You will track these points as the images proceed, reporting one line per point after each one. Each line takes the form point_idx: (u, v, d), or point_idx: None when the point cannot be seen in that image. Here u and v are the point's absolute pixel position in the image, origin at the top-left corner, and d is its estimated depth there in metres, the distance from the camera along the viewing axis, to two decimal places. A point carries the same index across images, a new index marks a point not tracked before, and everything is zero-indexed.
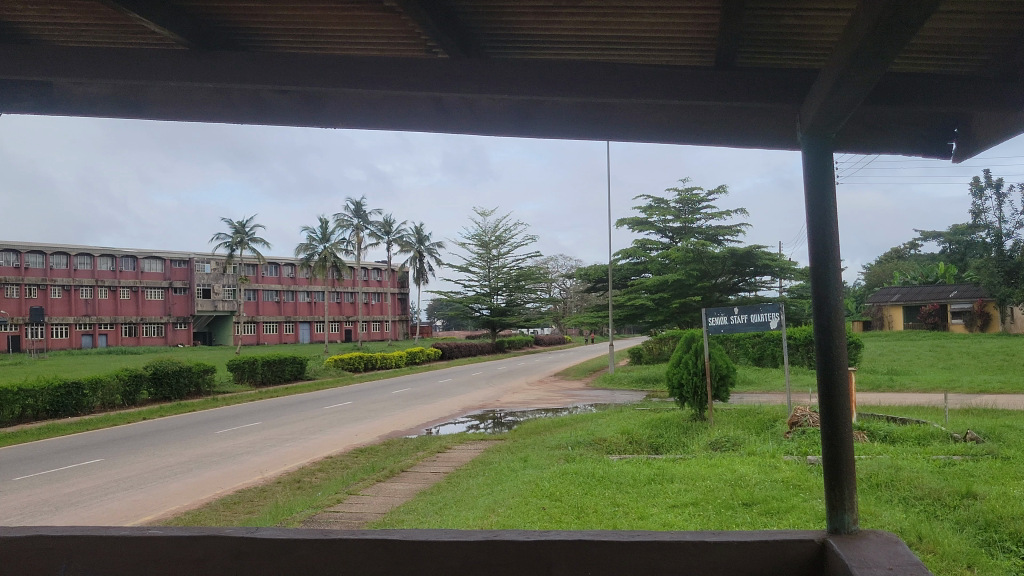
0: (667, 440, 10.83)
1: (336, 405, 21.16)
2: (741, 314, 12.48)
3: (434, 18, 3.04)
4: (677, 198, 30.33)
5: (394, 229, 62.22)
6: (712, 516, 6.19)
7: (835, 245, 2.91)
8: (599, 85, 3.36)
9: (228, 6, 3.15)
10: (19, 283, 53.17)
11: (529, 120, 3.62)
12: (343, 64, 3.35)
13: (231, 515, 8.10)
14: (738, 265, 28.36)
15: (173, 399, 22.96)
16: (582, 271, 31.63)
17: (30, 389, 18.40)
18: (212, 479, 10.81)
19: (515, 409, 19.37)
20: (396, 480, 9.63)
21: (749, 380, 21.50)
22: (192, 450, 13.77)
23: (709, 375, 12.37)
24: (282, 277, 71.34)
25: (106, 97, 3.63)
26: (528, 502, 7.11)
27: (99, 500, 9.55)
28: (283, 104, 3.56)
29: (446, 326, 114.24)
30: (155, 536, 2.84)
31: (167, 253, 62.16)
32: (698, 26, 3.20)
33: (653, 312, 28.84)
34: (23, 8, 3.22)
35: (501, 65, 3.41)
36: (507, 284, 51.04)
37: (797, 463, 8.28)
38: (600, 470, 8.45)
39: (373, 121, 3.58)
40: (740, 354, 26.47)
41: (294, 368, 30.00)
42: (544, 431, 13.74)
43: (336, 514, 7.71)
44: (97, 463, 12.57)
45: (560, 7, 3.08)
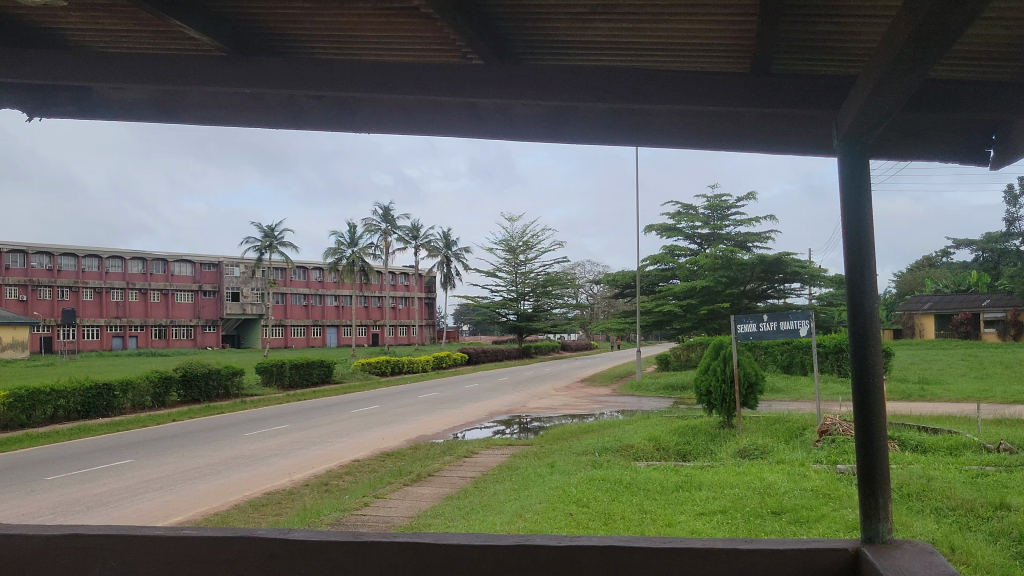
0: (695, 447, 10.77)
1: (363, 409, 21.27)
2: (771, 321, 12.37)
3: (469, 22, 3.06)
4: (706, 204, 30.25)
5: (422, 234, 62.43)
6: (741, 524, 6.16)
7: (870, 251, 2.91)
8: (632, 91, 3.37)
9: (266, 12, 3.18)
10: (52, 285, 54.06)
11: (562, 126, 3.61)
12: (379, 71, 3.38)
13: (259, 517, 8.16)
14: (768, 271, 28.18)
15: (202, 401, 23.16)
16: (610, 277, 31.61)
17: (63, 390, 18.62)
18: (242, 481, 10.89)
19: (542, 414, 19.38)
20: (423, 485, 9.65)
21: (777, 389, 21.37)
22: (221, 452, 13.89)
23: (738, 383, 12.30)
24: (311, 280, 71.77)
25: (143, 101, 3.67)
26: (555, 507, 7.12)
27: (130, 501, 9.64)
28: (317, 109, 3.58)
29: (473, 330, 114.31)
30: (187, 537, 2.87)
31: (196, 256, 62.73)
32: (734, 34, 3.19)
33: (681, 319, 29.03)
34: (65, 15, 3.27)
35: (535, 71, 3.42)
36: (534, 289, 51.04)
37: (826, 471, 8.23)
38: (627, 477, 8.44)
39: (407, 127, 3.61)
40: (769, 361, 26.30)
41: (322, 371, 30.16)
42: (570, 436, 13.73)
43: (363, 518, 7.73)
44: (129, 464, 12.70)
45: (595, 13, 3.10)
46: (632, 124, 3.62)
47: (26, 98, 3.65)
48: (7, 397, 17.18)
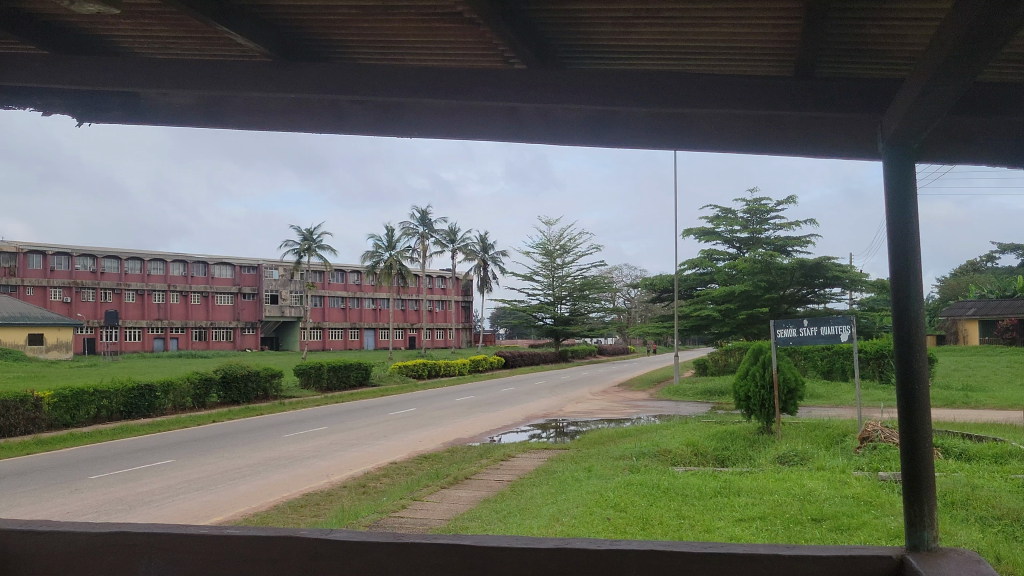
0: (733, 453, 10.70)
1: (401, 412, 21.36)
2: (811, 326, 12.23)
3: (512, 27, 3.09)
4: (745, 208, 30.02)
5: (459, 237, 62.58)
6: (781, 531, 6.10)
7: (917, 256, 2.88)
8: (676, 96, 3.35)
9: (311, 18, 3.22)
10: (95, 287, 54.99)
11: (602, 131, 3.62)
12: (419, 75, 3.40)
13: (298, 518, 8.23)
14: (808, 276, 27.91)
15: (242, 403, 23.41)
16: (647, 281, 31.45)
17: (106, 390, 18.93)
18: (281, 482, 10.99)
19: (579, 418, 19.37)
20: (460, 488, 9.68)
21: (817, 395, 21.14)
22: (261, 453, 14.04)
23: (777, 388, 12.20)
24: (349, 283, 72.24)
25: (190, 108, 3.72)
26: (592, 511, 7.11)
27: (172, 500, 9.77)
28: (360, 114, 3.62)
29: (510, 334, 114.25)
30: (230, 536, 2.91)
31: (236, 259, 63.41)
32: (779, 37, 3.18)
33: (719, 324, 28.82)
34: (117, 22, 3.34)
35: (576, 78, 3.41)
36: (571, 293, 50.88)
37: (868, 478, 8.13)
38: (665, 482, 8.40)
39: (449, 132, 3.64)
40: (809, 367, 26.05)
41: (359, 373, 30.36)
42: (608, 440, 13.70)
43: (401, 520, 7.78)
44: (171, 465, 12.87)
45: (639, 17, 3.09)
46: (675, 128, 3.60)
47: (76, 101, 3.73)
48: (51, 397, 17.51)
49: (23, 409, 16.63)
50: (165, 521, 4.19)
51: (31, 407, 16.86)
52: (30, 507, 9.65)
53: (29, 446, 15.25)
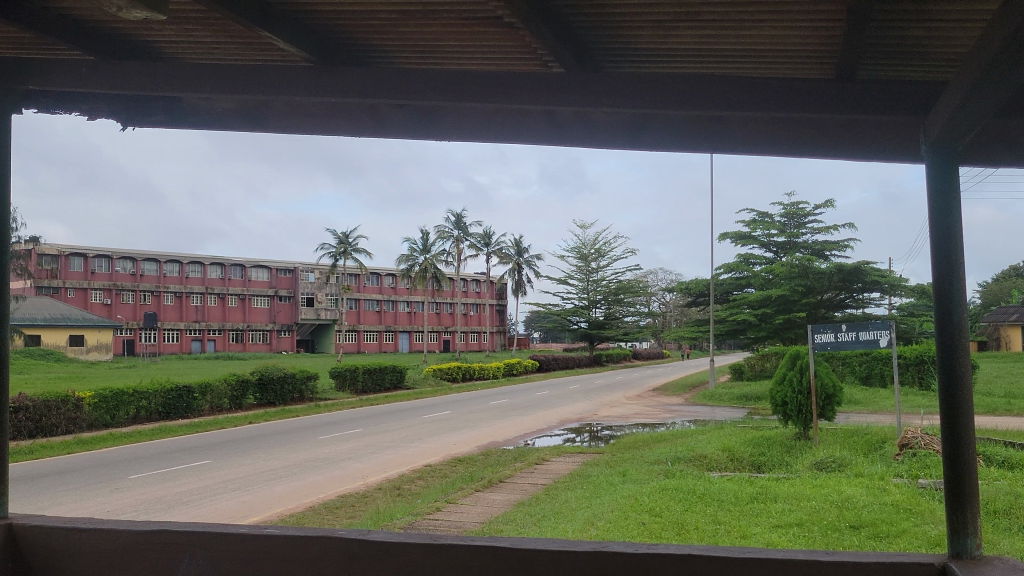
0: (770, 458, 10.61)
1: (436, 415, 21.41)
2: (850, 331, 12.09)
3: (552, 31, 3.09)
4: (783, 212, 29.78)
5: (494, 241, 62.71)
6: (819, 538, 6.04)
7: (959, 260, 2.85)
8: (716, 98, 3.33)
9: (351, 23, 3.25)
10: (134, 289, 55.65)
11: (640, 134, 3.62)
12: (458, 80, 3.41)
13: (334, 519, 8.28)
14: (846, 280, 27.63)
15: (278, 405, 23.62)
16: (683, 285, 31.29)
17: (145, 391, 19.19)
18: (317, 483, 11.06)
19: (613, 422, 19.32)
20: (494, 491, 9.70)
21: (855, 401, 20.93)
22: (297, 454, 14.17)
23: (815, 394, 12.05)
24: (384, 286, 72.64)
25: (232, 111, 3.77)
26: (627, 516, 7.10)
27: (209, 501, 9.88)
28: (399, 117, 3.66)
29: (544, 337, 114.14)
30: (270, 535, 3.03)
31: (273, 262, 63.99)
32: (822, 39, 3.15)
33: (755, 328, 28.60)
34: (161, 28, 3.38)
35: (615, 80, 3.41)
36: (606, 297, 50.65)
37: (907, 485, 8.02)
38: (701, 487, 8.35)
39: (488, 135, 3.65)
40: (847, 373, 25.80)
41: (394, 376, 30.49)
42: (643, 444, 13.68)
43: (435, 522, 7.81)
44: (208, 465, 13.01)
45: (679, 20, 3.08)
46: (713, 131, 3.60)
47: (118, 106, 3.76)
48: (92, 397, 17.78)
49: (64, 409, 16.88)
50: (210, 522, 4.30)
51: (72, 408, 17.12)
52: (72, 505, 9.79)
53: (70, 446, 15.48)
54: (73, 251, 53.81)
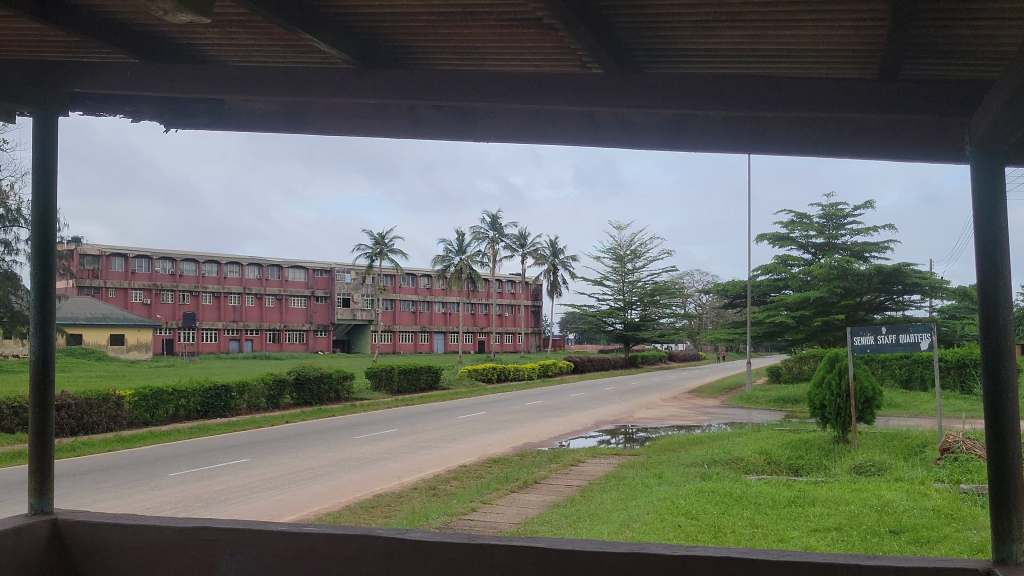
0: (807, 462, 10.52)
1: (470, 415, 21.39)
2: (890, 333, 11.92)
3: (592, 32, 3.09)
4: (821, 213, 29.53)
5: (529, 242, 62.72)
6: (858, 543, 5.96)
7: (1006, 259, 2.81)
8: (756, 99, 3.31)
9: (393, 24, 3.26)
10: (173, 289, 56.29)
11: (678, 134, 3.61)
12: (498, 81, 3.42)
13: (370, 518, 8.34)
14: (886, 282, 27.31)
15: (314, 404, 23.80)
16: (719, 286, 31.05)
17: (184, 390, 19.42)
18: (353, 483, 11.12)
19: (649, 424, 19.21)
20: (530, 492, 9.70)
21: (895, 403, 20.69)
22: (333, 453, 14.27)
23: (854, 396, 11.91)
24: (420, 287, 72.97)
25: (272, 113, 3.79)
26: (664, 518, 7.06)
27: (247, 499, 9.98)
28: (437, 118, 3.68)
29: (579, 339, 113.99)
30: (311, 533, 3.07)
31: (310, 262, 64.48)
32: (866, 38, 3.13)
33: (793, 330, 28.33)
34: (205, 31, 3.43)
35: (655, 80, 3.40)
36: (641, 299, 50.39)
37: (949, 490, 7.91)
38: (737, 490, 8.29)
39: (524, 136, 3.66)
40: (887, 376, 25.48)
41: (430, 376, 30.59)
42: (679, 447, 13.60)
43: (471, 522, 7.83)
44: (246, 464, 13.14)
45: (720, 20, 3.07)
46: (753, 132, 3.59)
47: (160, 108, 3.80)
48: (132, 396, 18.04)
49: (105, 407, 17.13)
50: (252, 521, 4.35)
51: (113, 405, 17.37)
52: (113, 502, 9.94)
53: (111, 443, 15.71)
54: (114, 251, 54.58)
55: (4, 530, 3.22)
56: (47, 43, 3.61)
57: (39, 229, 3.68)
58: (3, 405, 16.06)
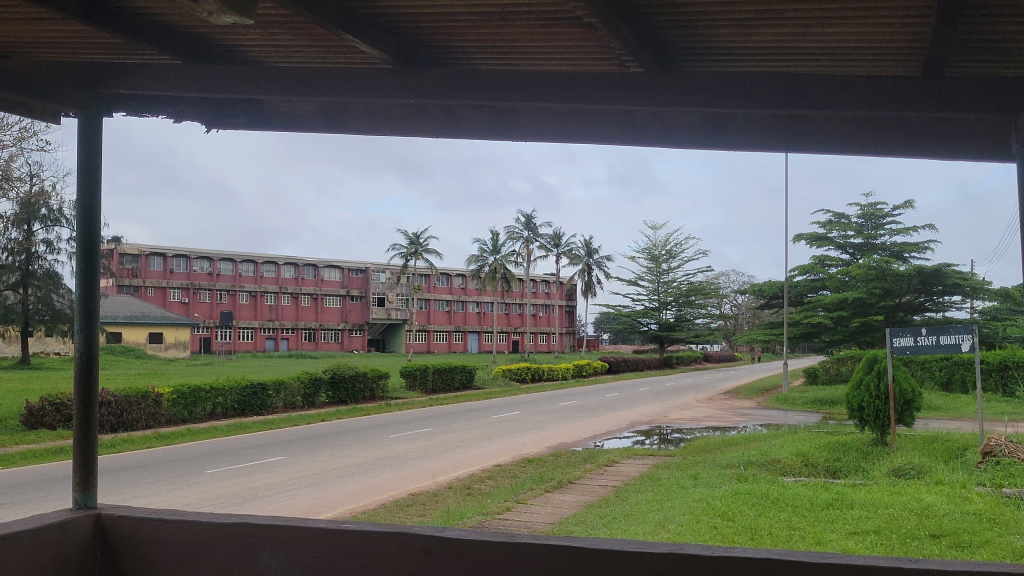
0: (845, 464, 10.41)
1: (504, 415, 21.43)
2: (930, 335, 11.73)
3: (633, 30, 3.08)
4: (859, 213, 29.21)
5: (563, 242, 62.64)
6: (897, 546, 5.91)
7: None
8: (798, 97, 3.28)
9: (432, 24, 3.28)
10: (211, 288, 56.89)
11: (719, 133, 3.59)
12: (537, 79, 3.42)
13: (404, 517, 8.38)
14: (926, 283, 26.99)
15: (349, 403, 23.95)
16: (756, 287, 30.76)
17: (220, 388, 19.64)
18: (388, 481, 11.18)
19: (684, 425, 19.10)
20: (565, 492, 9.69)
21: (936, 406, 20.42)
22: (368, 452, 14.34)
23: (893, 398, 11.77)
24: (454, 287, 73.19)
25: (312, 112, 3.82)
26: (699, 520, 7.03)
27: (283, 496, 10.07)
28: (476, 118, 3.69)
29: (613, 339, 113.56)
30: (348, 530, 3.10)
31: (345, 262, 64.88)
32: (910, 36, 3.10)
33: (831, 331, 28.00)
34: (246, 32, 3.47)
35: (693, 79, 3.39)
36: (676, 299, 50.10)
37: (990, 494, 7.78)
38: (775, 492, 8.22)
39: (564, 136, 3.67)
40: (926, 377, 25.18)
41: (464, 376, 30.65)
42: (714, 448, 13.54)
43: (505, 522, 7.84)
44: (282, 462, 13.25)
45: (761, 18, 3.05)
46: (794, 131, 3.59)
47: (203, 109, 3.83)
48: (171, 394, 18.29)
49: (144, 404, 17.37)
50: (291, 519, 4.39)
51: (152, 403, 17.59)
52: (153, 498, 10.07)
53: (150, 440, 15.90)
54: (153, 251, 55.27)
55: (49, 523, 3.28)
56: (91, 45, 3.67)
57: (82, 228, 3.73)
58: (44, 402, 16.31)
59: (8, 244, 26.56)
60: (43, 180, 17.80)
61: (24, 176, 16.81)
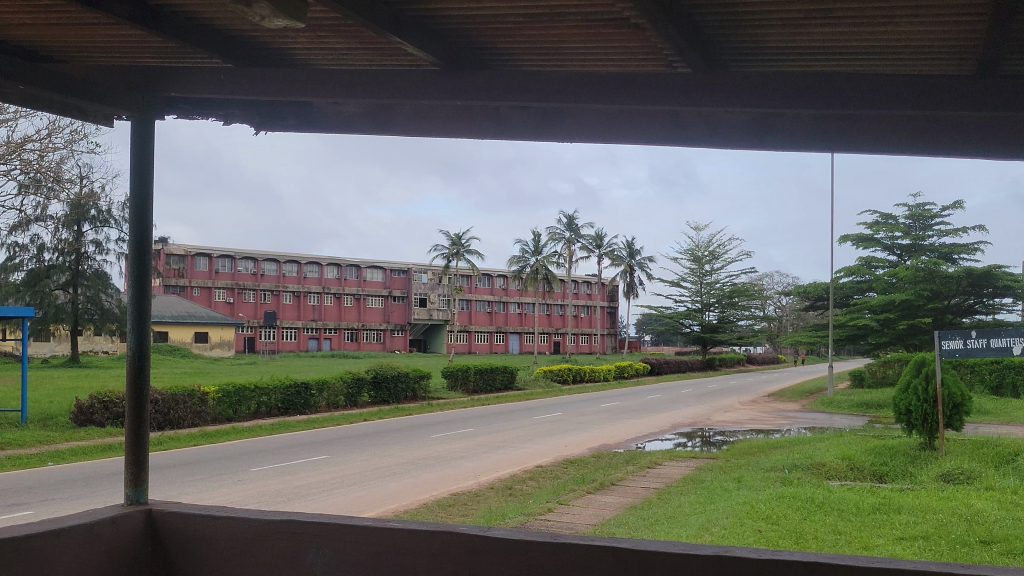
0: (892, 468, 10.26)
1: (546, 416, 21.44)
2: (980, 338, 11.51)
3: (681, 30, 3.06)
4: (907, 214, 28.76)
5: (605, 243, 62.46)
6: (946, 552, 5.82)
7: None
8: (850, 96, 3.25)
9: (478, 25, 3.29)
10: (255, 288, 57.52)
11: (768, 131, 3.57)
12: (584, 80, 3.42)
13: (447, 517, 8.42)
14: (976, 285, 26.53)
15: (392, 403, 24.11)
16: (801, 289, 30.39)
17: (265, 388, 19.86)
18: (430, 481, 11.23)
19: (727, 428, 18.96)
20: (607, 493, 9.67)
21: (985, 411, 20.04)
22: (410, 452, 14.40)
23: (941, 402, 11.59)
24: (496, 288, 73.31)
25: (359, 115, 3.84)
26: (744, 523, 6.98)
27: (327, 494, 10.15)
28: (522, 118, 3.69)
29: (655, 341, 112.84)
30: (394, 528, 3.13)
31: (388, 263, 65.27)
32: (964, 35, 3.06)
33: (877, 334, 27.59)
34: (296, 35, 3.51)
35: (742, 79, 3.37)
36: (719, 301, 49.74)
37: None
38: (820, 496, 8.12)
39: (609, 137, 3.67)
40: (976, 381, 24.76)
41: (505, 377, 30.69)
42: (758, 451, 13.45)
43: (547, 523, 7.86)
44: (325, 460, 13.36)
45: (812, 18, 3.03)
46: (844, 130, 3.56)
47: (253, 111, 3.88)
48: (216, 392, 18.56)
49: (190, 403, 17.62)
50: (336, 514, 4.43)
51: (197, 401, 17.84)
52: (199, 495, 10.22)
53: (195, 438, 16.12)
54: (199, 251, 56.05)
55: (102, 519, 3.34)
56: (145, 48, 3.73)
57: (134, 231, 3.80)
58: (94, 400, 16.63)
59: (59, 243, 27.05)
60: (94, 181, 18.11)
61: (75, 177, 17.09)
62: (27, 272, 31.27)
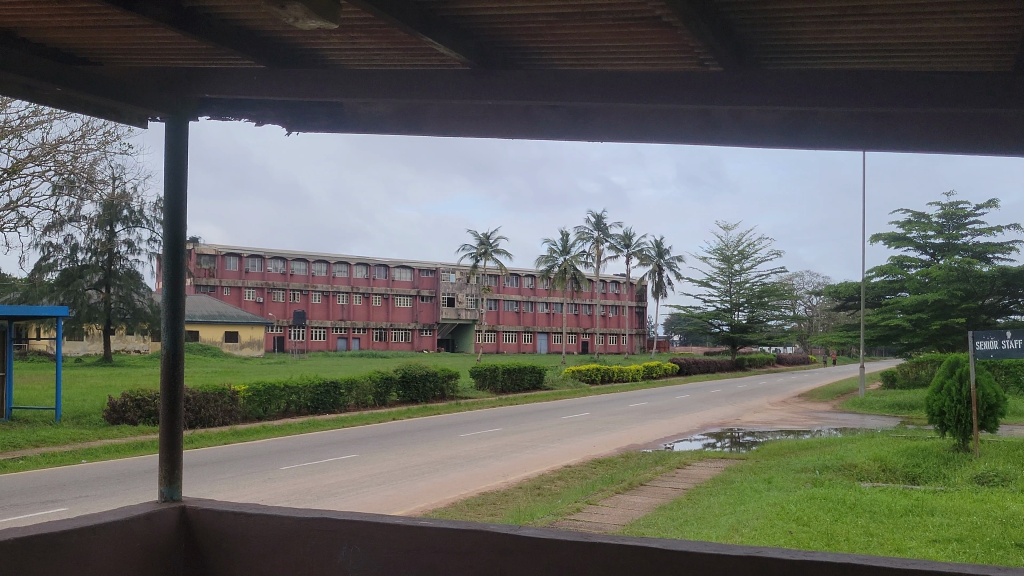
0: (924, 470, 10.15)
1: (574, 416, 21.39)
2: (1015, 338, 11.32)
3: (712, 28, 3.05)
4: (940, 212, 28.44)
5: (634, 242, 62.28)
6: (980, 554, 5.76)
7: None
8: (884, 93, 3.23)
9: (507, 25, 3.29)
10: (285, 288, 57.85)
11: (800, 130, 3.56)
12: (615, 79, 3.41)
13: (476, 516, 8.43)
14: (1011, 284, 26.15)
15: (420, 402, 24.18)
16: (831, 289, 30.11)
17: (295, 386, 19.99)
18: (459, 480, 11.25)
19: (756, 428, 18.82)
20: (635, 493, 9.65)
21: (1020, 412, 19.75)
22: (438, 451, 14.44)
23: (975, 403, 11.43)
24: (524, 288, 73.28)
25: (389, 114, 3.87)
26: (774, 523, 6.94)
27: (356, 493, 10.20)
28: (553, 117, 3.71)
29: (685, 342, 112.21)
30: (425, 527, 3.15)
31: (416, 262, 65.46)
32: (999, 30, 3.02)
33: (909, 334, 27.27)
34: (327, 36, 3.54)
35: (776, 76, 3.35)
36: (749, 300, 49.42)
37: None
38: (851, 497, 8.04)
39: (638, 136, 3.67)
40: (1011, 381, 24.43)
41: (533, 376, 30.66)
42: (788, 451, 13.35)
43: (576, 522, 7.85)
44: (354, 459, 13.43)
45: (844, 16, 3.01)
46: (877, 127, 3.53)
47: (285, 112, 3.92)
48: (247, 391, 18.70)
49: (221, 401, 17.74)
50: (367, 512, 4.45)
51: (228, 400, 17.98)
52: (230, 493, 10.30)
53: (226, 436, 16.25)
54: (229, 251, 56.45)
55: (137, 515, 3.38)
56: (178, 51, 3.77)
57: (169, 231, 3.84)
58: (127, 398, 16.80)
59: (92, 243, 27.38)
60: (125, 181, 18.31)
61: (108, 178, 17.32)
62: (61, 272, 31.73)
